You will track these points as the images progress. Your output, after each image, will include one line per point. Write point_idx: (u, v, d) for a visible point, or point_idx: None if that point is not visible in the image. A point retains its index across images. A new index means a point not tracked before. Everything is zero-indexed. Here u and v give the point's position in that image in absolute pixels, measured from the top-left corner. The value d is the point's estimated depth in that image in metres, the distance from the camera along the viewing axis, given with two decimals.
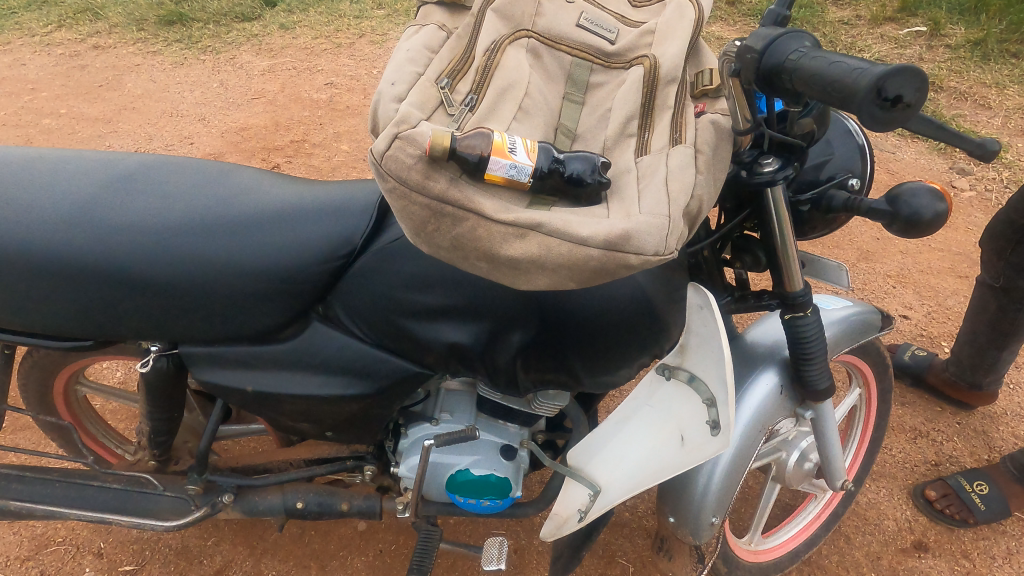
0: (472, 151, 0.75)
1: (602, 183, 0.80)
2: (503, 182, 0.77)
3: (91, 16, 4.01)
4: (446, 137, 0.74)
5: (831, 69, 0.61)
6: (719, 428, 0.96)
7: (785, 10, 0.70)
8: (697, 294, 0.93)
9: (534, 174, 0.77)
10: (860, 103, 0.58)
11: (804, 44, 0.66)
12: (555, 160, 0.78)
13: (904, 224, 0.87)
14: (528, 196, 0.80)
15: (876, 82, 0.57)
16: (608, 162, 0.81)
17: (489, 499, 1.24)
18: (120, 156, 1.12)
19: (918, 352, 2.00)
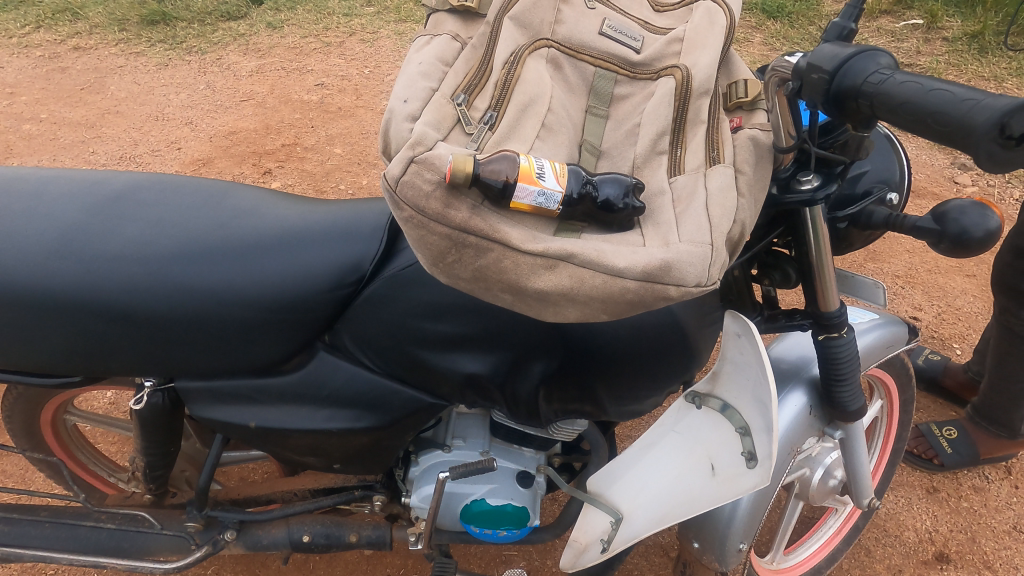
0: (496, 177, 0.69)
1: (635, 210, 0.74)
2: (528, 209, 0.71)
3: (70, 16, 3.88)
4: (470, 161, 0.67)
5: (929, 97, 0.55)
6: (755, 459, 0.90)
7: (852, 23, 0.64)
8: (736, 320, 0.88)
9: (563, 201, 0.71)
10: (977, 141, 0.52)
11: (883, 63, 0.59)
12: (587, 185, 0.72)
13: (952, 243, 0.81)
14: (554, 223, 0.74)
15: (998, 116, 0.51)
16: (641, 184, 0.75)
17: (506, 529, 1.18)
18: (106, 175, 1.04)
19: (932, 356, 1.97)
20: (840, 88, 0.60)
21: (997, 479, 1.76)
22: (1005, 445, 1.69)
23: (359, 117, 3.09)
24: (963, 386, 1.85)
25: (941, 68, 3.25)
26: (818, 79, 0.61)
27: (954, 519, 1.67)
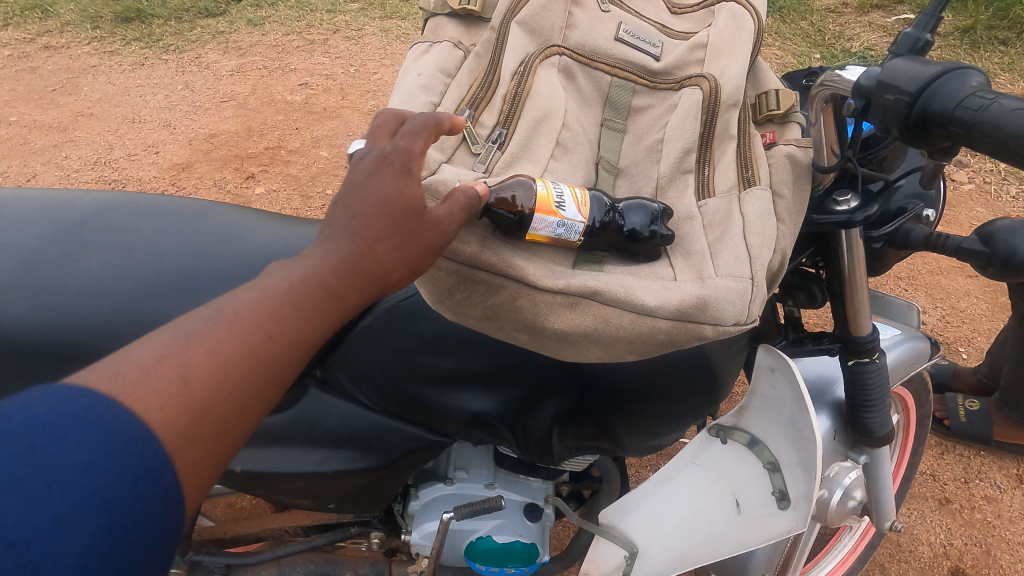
0: (511, 206, 0.62)
1: (666, 239, 0.66)
2: (544, 240, 0.63)
3: (40, 13, 3.70)
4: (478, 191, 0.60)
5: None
6: (788, 500, 0.86)
7: (927, 35, 0.56)
8: (770, 354, 0.85)
9: (585, 233, 0.63)
10: None
11: (975, 83, 0.50)
12: (610, 214, 0.65)
13: (1001, 267, 0.75)
14: (574, 254, 0.66)
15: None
16: (671, 210, 0.67)
17: (514, 566, 1.11)
18: (71, 195, 0.95)
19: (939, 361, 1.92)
20: (924, 111, 0.51)
21: (1009, 488, 1.72)
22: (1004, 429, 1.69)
23: (344, 118, 2.97)
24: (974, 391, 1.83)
25: None
26: (895, 100, 0.52)
27: (969, 531, 1.63)
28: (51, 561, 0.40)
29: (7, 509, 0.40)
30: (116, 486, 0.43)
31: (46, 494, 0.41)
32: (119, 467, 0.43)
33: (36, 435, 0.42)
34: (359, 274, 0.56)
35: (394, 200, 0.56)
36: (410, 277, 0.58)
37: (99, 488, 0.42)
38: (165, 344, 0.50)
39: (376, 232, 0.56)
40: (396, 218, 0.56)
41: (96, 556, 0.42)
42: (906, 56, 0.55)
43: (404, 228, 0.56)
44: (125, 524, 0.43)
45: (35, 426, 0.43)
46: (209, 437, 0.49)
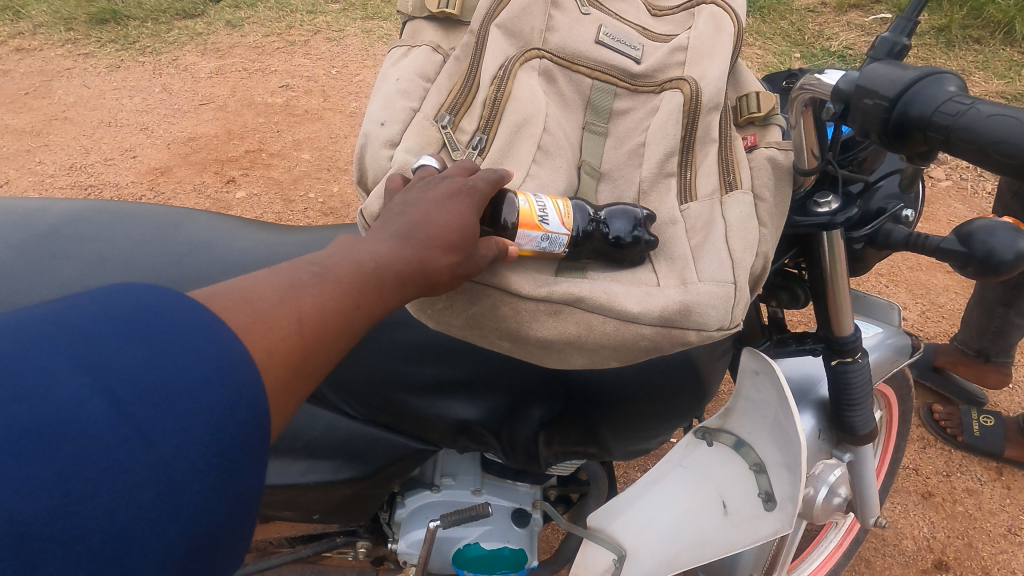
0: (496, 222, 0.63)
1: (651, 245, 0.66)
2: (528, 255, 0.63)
3: (12, 15, 3.62)
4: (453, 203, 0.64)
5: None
6: (774, 502, 0.85)
7: (904, 40, 0.56)
8: (755, 358, 0.84)
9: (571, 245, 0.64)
10: None
11: (952, 90, 0.49)
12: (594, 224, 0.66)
13: (979, 267, 0.76)
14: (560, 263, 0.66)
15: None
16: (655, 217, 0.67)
17: (502, 572, 1.10)
18: (41, 204, 0.92)
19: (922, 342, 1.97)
20: (902, 116, 0.51)
21: (990, 481, 1.75)
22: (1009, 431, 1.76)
23: (326, 120, 2.94)
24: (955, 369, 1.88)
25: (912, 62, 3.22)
26: (874, 105, 0.52)
27: (951, 524, 1.65)
28: (167, 462, 0.40)
29: (140, 405, 0.40)
30: (227, 405, 0.43)
31: (171, 397, 0.41)
32: (236, 386, 0.43)
33: (167, 333, 0.43)
34: (422, 273, 0.57)
35: (458, 223, 0.58)
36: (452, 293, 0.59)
37: (218, 400, 0.42)
38: (275, 288, 0.51)
39: (445, 240, 0.57)
40: (463, 240, 0.58)
41: (202, 469, 0.42)
42: (884, 60, 0.55)
43: (460, 255, 0.58)
44: (233, 437, 0.43)
45: (165, 327, 0.43)
46: (292, 385, 0.49)
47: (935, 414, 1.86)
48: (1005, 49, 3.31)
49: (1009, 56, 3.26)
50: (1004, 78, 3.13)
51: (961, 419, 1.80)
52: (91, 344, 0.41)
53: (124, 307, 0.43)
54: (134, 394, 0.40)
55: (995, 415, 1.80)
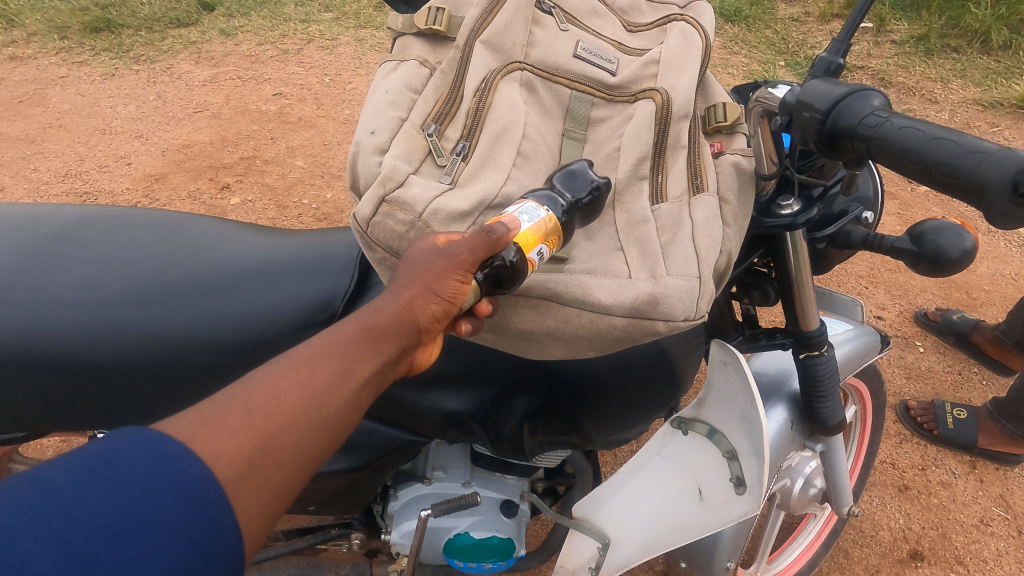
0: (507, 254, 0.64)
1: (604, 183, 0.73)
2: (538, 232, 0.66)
3: (5, 23, 3.64)
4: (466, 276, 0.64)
5: (933, 147, 0.51)
6: (745, 486, 0.90)
7: (839, 59, 0.62)
8: (722, 348, 0.87)
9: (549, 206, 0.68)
10: (989, 197, 0.47)
11: (877, 104, 0.56)
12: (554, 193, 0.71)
13: (929, 264, 0.82)
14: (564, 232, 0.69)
15: (1010, 174, 0.47)
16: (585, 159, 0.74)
17: (492, 561, 1.15)
18: (48, 210, 0.96)
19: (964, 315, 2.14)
20: (834, 127, 0.57)
21: (963, 474, 1.81)
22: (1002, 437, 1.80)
23: (319, 127, 2.99)
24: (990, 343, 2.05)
25: (892, 71, 3.29)
26: (810, 117, 0.58)
27: (926, 515, 1.71)
28: None
29: (99, 542, 0.44)
30: (186, 521, 0.47)
31: (126, 533, 0.45)
32: (190, 502, 0.48)
33: (124, 469, 0.47)
34: (393, 315, 0.62)
35: (434, 255, 0.64)
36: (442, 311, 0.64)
37: (172, 519, 0.46)
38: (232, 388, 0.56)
39: (395, 289, 0.63)
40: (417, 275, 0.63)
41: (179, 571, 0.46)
42: (822, 77, 0.61)
43: (438, 275, 0.63)
44: (198, 548, 0.47)
45: (123, 468, 0.47)
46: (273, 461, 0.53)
47: (912, 413, 1.91)
48: (981, 57, 3.41)
49: (986, 64, 3.36)
50: (981, 86, 3.22)
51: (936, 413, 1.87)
52: (54, 495, 0.45)
53: (87, 458, 0.48)
54: (92, 534, 0.44)
55: (966, 407, 1.87)
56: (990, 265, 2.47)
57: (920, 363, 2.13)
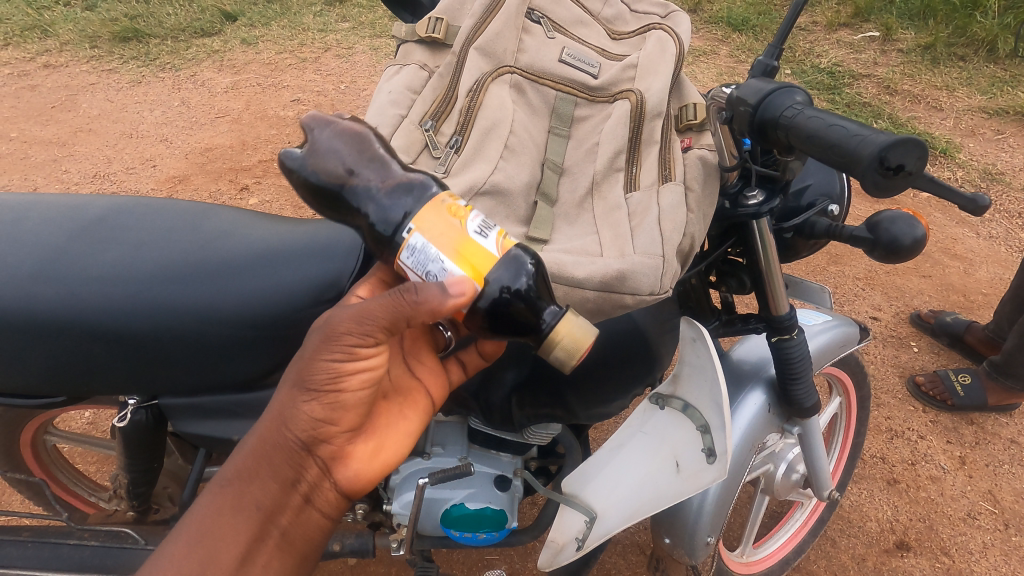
0: (524, 276, 0.68)
1: (314, 122, 0.76)
2: (460, 246, 0.65)
3: (39, 33, 3.82)
4: (568, 316, 0.69)
5: (830, 132, 0.63)
6: (715, 455, 0.97)
7: (774, 62, 0.77)
8: (689, 326, 0.96)
9: (415, 241, 0.66)
10: (863, 171, 0.59)
11: (798, 100, 0.68)
12: (331, 163, 0.74)
13: (885, 251, 0.88)
14: (430, 203, 0.67)
15: (878, 150, 0.58)
16: (279, 153, 0.76)
17: (486, 531, 1.21)
18: (85, 198, 1.03)
19: (957, 316, 2.18)
20: (762, 119, 0.70)
21: (953, 469, 1.85)
22: (1006, 395, 1.96)
23: None
24: (983, 343, 2.10)
25: (898, 78, 3.32)
26: (743, 111, 0.71)
27: (913, 508, 1.76)
28: None
29: None
30: None
31: None
32: None
33: None
34: (271, 451, 0.71)
35: (295, 400, 0.70)
36: (320, 425, 0.72)
37: None
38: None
39: (264, 429, 0.72)
40: (280, 415, 0.71)
41: None
42: (759, 78, 0.73)
43: (306, 374, 0.69)
44: None
45: None
46: None
47: (921, 386, 2.03)
48: (988, 65, 3.43)
49: (992, 72, 3.38)
50: (986, 94, 3.25)
51: (944, 385, 1.98)
52: None
53: None
54: None
55: (970, 372, 1.99)
56: (991, 269, 2.49)
57: (915, 363, 2.16)
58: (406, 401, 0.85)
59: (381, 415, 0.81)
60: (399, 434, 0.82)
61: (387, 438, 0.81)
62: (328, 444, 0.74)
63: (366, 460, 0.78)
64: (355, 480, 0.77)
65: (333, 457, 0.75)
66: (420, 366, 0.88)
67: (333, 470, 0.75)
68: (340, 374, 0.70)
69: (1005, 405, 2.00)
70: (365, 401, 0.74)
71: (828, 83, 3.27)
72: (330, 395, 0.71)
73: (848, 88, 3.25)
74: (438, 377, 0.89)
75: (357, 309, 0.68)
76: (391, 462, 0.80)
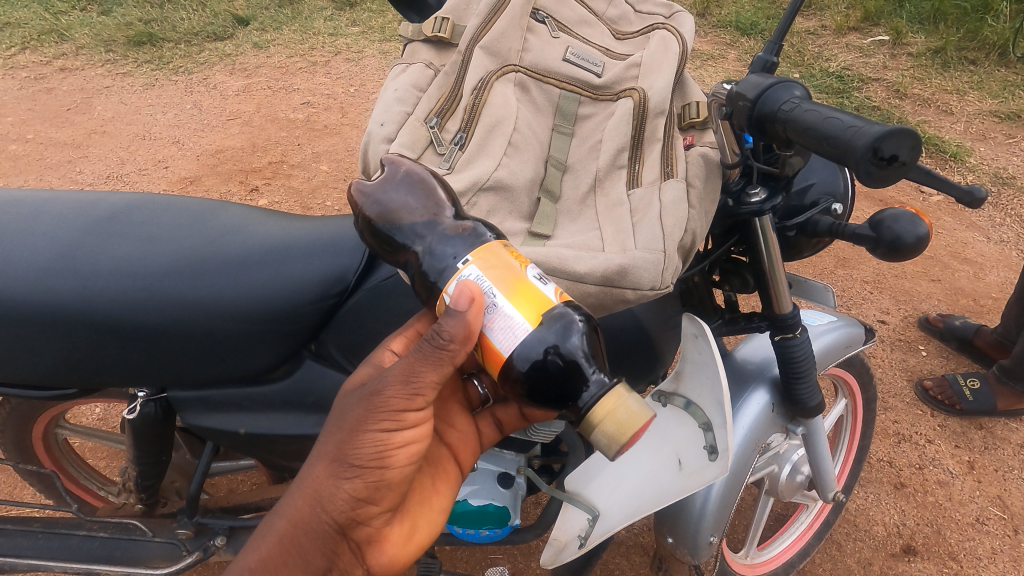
0: (570, 344, 0.65)
1: (389, 162, 0.81)
2: (514, 285, 0.66)
3: (56, 38, 3.89)
4: (618, 394, 0.65)
5: (825, 125, 0.65)
6: (716, 453, 0.95)
7: (773, 58, 0.79)
8: (692, 323, 0.95)
9: (470, 271, 0.67)
10: (857, 161, 0.61)
11: (796, 94, 0.70)
12: (394, 204, 0.78)
13: (888, 249, 0.88)
14: (489, 243, 0.69)
15: (872, 141, 0.60)
16: (351, 183, 0.81)
17: (489, 528, 1.20)
18: (100, 195, 1.06)
19: (966, 319, 2.16)
20: (761, 113, 0.71)
21: (961, 474, 1.84)
22: (1016, 399, 1.94)
23: (344, 134, 3.14)
24: (992, 347, 2.08)
25: (907, 82, 3.30)
26: (743, 105, 0.72)
27: (921, 513, 1.74)
28: None
29: None
30: None
31: None
32: None
33: None
34: (311, 528, 0.74)
35: (336, 479, 0.73)
36: (360, 504, 0.74)
37: None
38: None
39: (302, 504, 0.74)
40: (319, 491, 0.73)
41: None
42: (758, 73, 0.75)
43: (350, 450, 0.72)
44: None
45: None
46: None
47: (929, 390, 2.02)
48: (999, 69, 3.40)
49: (1004, 76, 3.35)
50: (997, 98, 3.22)
51: (952, 389, 1.96)
52: None
53: None
54: None
55: (979, 377, 1.98)
56: (1001, 273, 2.46)
57: (923, 367, 2.14)
58: (441, 475, 0.92)
59: (417, 495, 0.87)
60: (429, 514, 0.88)
61: (420, 519, 0.86)
62: (367, 526, 0.77)
63: (400, 543, 0.81)
64: (389, 565, 0.80)
65: (369, 541, 0.77)
66: (450, 432, 0.95)
67: (370, 551, 0.78)
68: (385, 450, 0.73)
69: (1015, 411, 1.98)
70: (405, 481, 0.78)
71: (837, 86, 3.26)
72: (373, 472, 0.74)
73: (857, 91, 3.23)
74: (469, 440, 0.97)
75: (402, 369, 0.71)
76: (421, 543, 0.84)
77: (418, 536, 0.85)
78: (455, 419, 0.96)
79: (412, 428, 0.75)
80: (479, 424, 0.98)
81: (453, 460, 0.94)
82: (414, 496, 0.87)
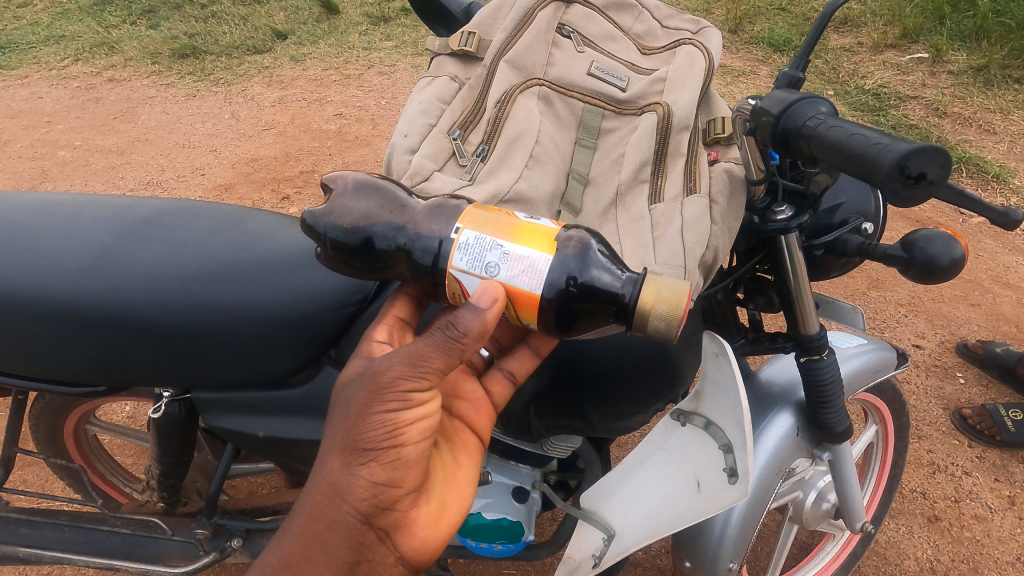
0: (596, 270, 0.70)
1: (336, 181, 0.82)
2: (510, 234, 0.72)
3: (107, 49, 4.07)
4: (651, 282, 0.69)
5: (851, 141, 0.63)
6: (737, 476, 0.94)
7: (798, 73, 0.78)
8: (712, 340, 0.93)
9: (466, 237, 0.72)
10: (883, 179, 0.60)
11: (822, 110, 0.69)
12: (357, 220, 0.79)
13: (920, 270, 0.85)
14: (467, 210, 0.74)
15: (899, 159, 0.59)
16: (302, 214, 0.81)
17: (502, 543, 1.17)
18: (135, 199, 1.10)
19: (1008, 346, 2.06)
20: (784, 128, 0.70)
21: (1001, 509, 1.75)
22: None
23: (373, 146, 3.20)
24: None
25: (947, 100, 3.20)
26: (767, 121, 0.72)
27: (956, 548, 1.66)
28: None
29: None
30: None
31: None
32: None
33: None
34: (334, 518, 0.74)
35: (352, 467, 0.73)
36: (380, 486, 0.74)
37: None
38: None
39: (318, 499, 0.74)
40: (337, 481, 0.74)
41: None
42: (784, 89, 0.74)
43: (360, 434, 0.73)
44: None
45: None
46: None
47: (967, 419, 1.93)
48: None
49: None
50: None
51: (993, 419, 1.88)
52: None
53: None
54: None
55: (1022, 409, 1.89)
56: None
57: (960, 395, 2.05)
58: (460, 448, 0.90)
59: (440, 475, 0.86)
60: (457, 489, 0.86)
61: (448, 501, 0.85)
62: (393, 511, 0.76)
63: (430, 524, 0.81)
64: (422, 547, 0.79)
65: (397, 526, 0.77)
66: (459, 404, 0.93)
67: (399, 536, 0.77)
68: (396, 429, 0.74)
69: None
70: (423, 458, 0.78)
71: (872, 104, 3.19)
72: (387, 453, 0.74)
73: (893, 110, 3.16)
74: (481, 407, 0.93)
75: (409, 353, 0.72)
76: (453, 522, 0.83)
77: (449, 515, 0.83)
78: (464, 390, 0.93)
79: (420, 406, 0.75)
80: (487, 384, 0.94)
81: (471, 431, 0.92)
82: (437, 475, 0.86)
